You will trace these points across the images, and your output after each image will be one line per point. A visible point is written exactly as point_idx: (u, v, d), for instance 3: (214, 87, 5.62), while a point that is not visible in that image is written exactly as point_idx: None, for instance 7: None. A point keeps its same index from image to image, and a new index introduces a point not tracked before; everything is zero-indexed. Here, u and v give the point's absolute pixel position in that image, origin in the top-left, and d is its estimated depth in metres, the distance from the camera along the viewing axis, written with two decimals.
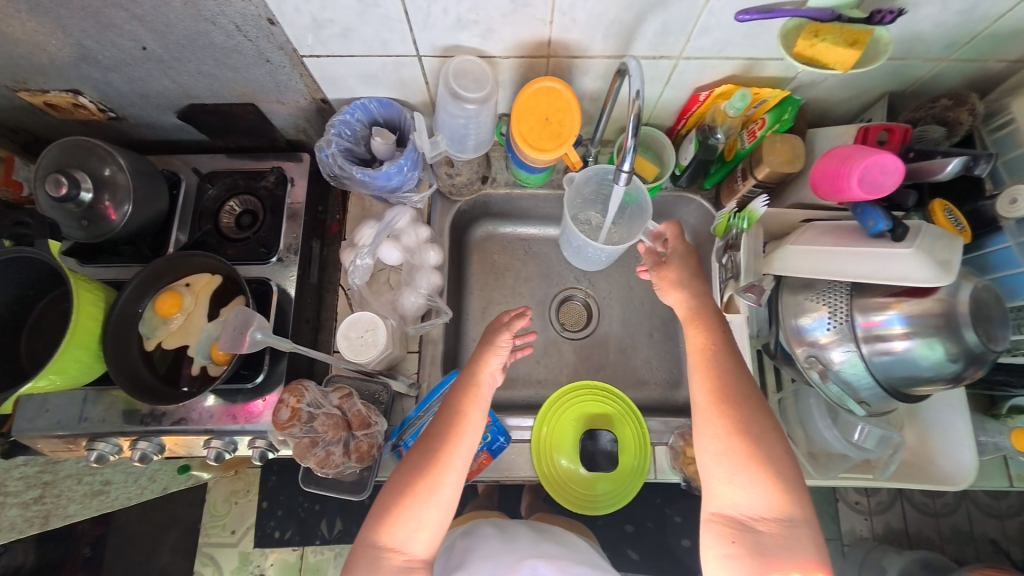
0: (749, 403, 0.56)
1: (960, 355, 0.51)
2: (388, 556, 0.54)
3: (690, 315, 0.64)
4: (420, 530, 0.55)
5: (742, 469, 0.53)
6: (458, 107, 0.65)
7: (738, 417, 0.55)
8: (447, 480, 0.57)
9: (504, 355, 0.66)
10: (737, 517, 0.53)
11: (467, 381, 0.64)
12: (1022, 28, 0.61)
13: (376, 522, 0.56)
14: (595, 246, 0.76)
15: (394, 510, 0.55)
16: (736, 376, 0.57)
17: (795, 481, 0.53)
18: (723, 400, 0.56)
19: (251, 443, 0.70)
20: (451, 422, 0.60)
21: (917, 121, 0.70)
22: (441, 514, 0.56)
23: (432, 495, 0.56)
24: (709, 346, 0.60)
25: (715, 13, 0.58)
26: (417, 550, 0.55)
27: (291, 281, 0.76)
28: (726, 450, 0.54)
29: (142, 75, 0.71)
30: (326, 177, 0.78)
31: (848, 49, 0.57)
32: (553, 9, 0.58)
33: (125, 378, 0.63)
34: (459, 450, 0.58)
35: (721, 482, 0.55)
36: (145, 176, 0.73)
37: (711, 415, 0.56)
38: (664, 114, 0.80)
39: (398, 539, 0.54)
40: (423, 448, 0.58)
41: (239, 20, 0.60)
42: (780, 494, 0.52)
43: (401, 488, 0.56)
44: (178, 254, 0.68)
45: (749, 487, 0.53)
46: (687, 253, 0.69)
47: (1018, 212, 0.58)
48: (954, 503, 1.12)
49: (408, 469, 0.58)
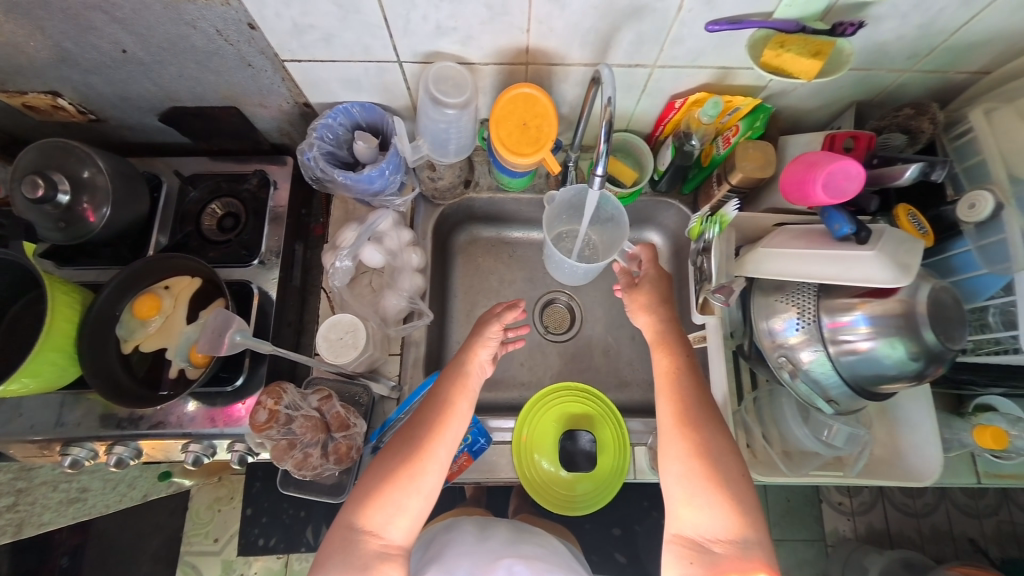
0: (710, 427, 0.58)
1: (920, 354, 0.53)
2: (366, 540, 0.54)
3: (658, 338, 0.67)
4: (399, 516, 0.55)
5: (701, 490, 0.55)
6: (439, 113, 0.66)
7: (699, 439, 0.57)
8: (430, 467, 0.57)
9: (494, 346, 0.68)
10: (695, 539, 0.55)
11: (457, 370, 0.65)
12: (978, 42, 0.64)
13: (357, 503, 0.56)
14: (571, 263, 0.76)
15: (375, 494, 0.56)
16: (698, 400, 0.60)
17: (750, 503, 0.55)
18: (687, 421, 0.59)
19: (230, 446, 0.70)
20: (437, 410, 0.61)
21: (882, 129, 0.72)
22: (423, 501, 0.56)
23: (416, 482, 0.56)
24: (674, 368, 0.63)
25: (687, 24, 0.60)
26: (395, 536, 0.55)
27: (273, 284, 0.76)
28: (687, 470, 0.56)
29: (123, 77, 0.71)
30: (310, 180, 0.78)
31: (811, 59, 0.60)
32: (531, 18, 0.59)
33: (100, 380, 0.63)
34: (446, 441, 0.59)
35: (682, 503, 0.56)
36: (126, 178, 0.73)
37: (676, 436, 0.58)
38: (643, 121, 0.82)
39: (376, 523, 0.55)
40: (414, 433, 0.59)
41: (220, 24, 0.61)
42: (736, 516, 0.54)
43: (386, 471, 0.57)
44: (159, 256, 0.68)
45: (706, 509, 0.54)
46: (657, 278, 0.71)
47: (978, 217, 0.60)
48: (933, 503, 1.14)
49: (395, 455, 0.58)
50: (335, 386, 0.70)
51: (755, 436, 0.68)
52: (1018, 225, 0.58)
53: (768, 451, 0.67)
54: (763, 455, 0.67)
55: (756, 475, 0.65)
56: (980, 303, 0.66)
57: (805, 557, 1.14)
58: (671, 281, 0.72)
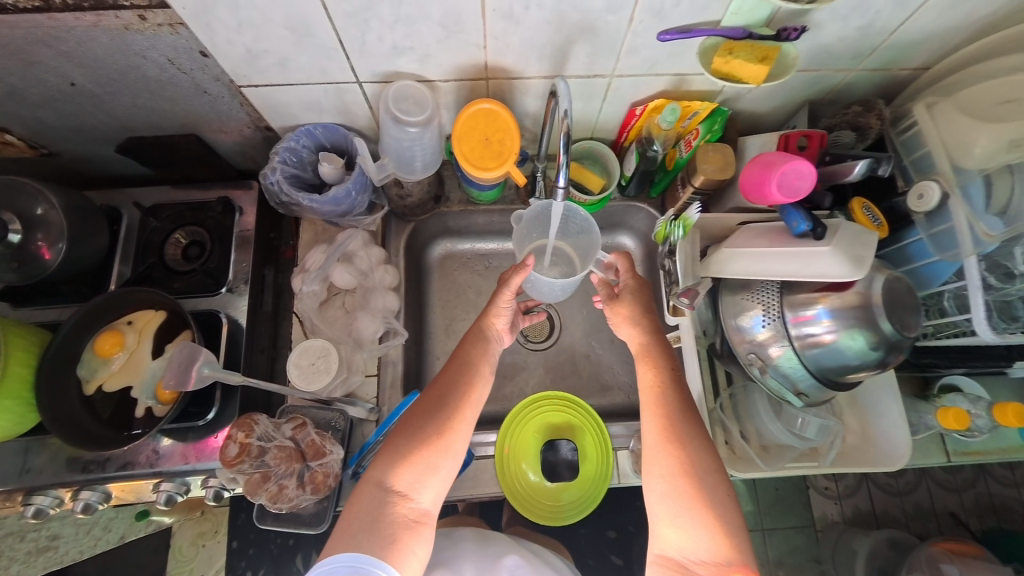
0: (696, 443, 0.59)
1: (880, 344, 0.54)
2: (396, 501, 0.54)
3: (643, 351, 0.68)
4: (430, 477, 0.56)
5: (685, 511, 0.56)
6: (401, 131, 0.67)
7: (684, 456, 0.58)
8: (460, 429, 0.59)
9: (508, 315, 0.71)
10: (679, 560, 0.55)
11: (480, 335, 0.69)
12: (916, 40, 0.66)
13: (388, 462, 0.56)
14: (548, 281, 0.71)
15: (407, 452, 0.56)
16: (683, 415, 0.61)
17: (739, 526, 0.55)
18: (671, 438, 0.59)
19: (205, 482, 0.68)
20: (464, 373, 0.64)
21: (833, 127, 0.75)
22: (453, 463, 0.58)
23: (448, 443, 0.58)
24: (658, 383, 0.64)
25: (639, 35, 0.61)
26: (423, 500, 0.55)
27: (242, 311, 0.74)
28: (671, 489, 0.57)
29: (74, 110, 0.69)
30: (275, 204, 0.77)
31: (759, 65, 0.63)
32: (486, 35, 0.60)
33: (61, 425, 0.60)
34: (474, 404, 0.62)
35: (666, 525, 0.57)
36: (82, 213, 0.70)
37: (661, 454, 0.59)
38: (607, 128, 0.83)
39: (406, 483, 0.55)
40: (446, 394, 0.61)
41: (170, 53, 0.61)
42: (723, 539, 0.53)
43: (418, 433, 0.58)
44: (119, 292, 0.66)
45: (691, 530, 0.55)
46: (636, 288, 0.72)
47: (926, 207, 0.63)
48: (915, 481, 1.17)
49: (426, 418, 0.59)
50: (310, 414, 0.69)
51: (732, 434, 0.69)
52: (964, 213, 0.61)
53: (746, 447, 0.68)
54: (741, 451, 0.68)
55: (732, 470, 0.67)
56: (933, 288, 0.68)
57: (796, 544, 1.15)
58: (650, 289, 0.72)
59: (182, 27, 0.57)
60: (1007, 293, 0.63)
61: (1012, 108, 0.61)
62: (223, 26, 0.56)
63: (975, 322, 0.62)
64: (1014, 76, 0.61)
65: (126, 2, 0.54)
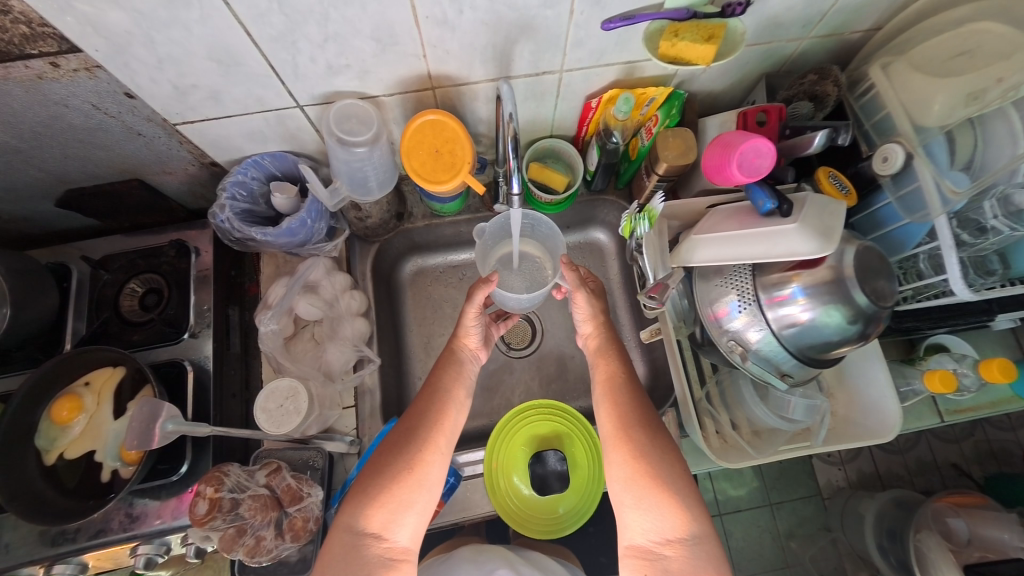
0: (648, 430, 0.61)
1: (856, 317, 0.53)
2: (369, 543, 0.52)
3: (598, 349, 0.70)
4: (405, 513, 0.54)
5: (647, 493, 0.57)
6: (349, 153, 0.64)
7: (638, 443, 0.60)
8: (433, 459, 0.57)
9: (478, 331, 0.70)
10: (648, 547, 0.56)
11: (451, 359, 0.67)
12: (866, 2, 0.63)
13: (357, 505, 0.54)
14: (516, 296, 0.69)
15: (378, 493, 0.54)
16: (632, 405, 0.63)
17: (698, 501, 0.56)
18: (624, 427, 0.62)
19: (183, 540, 0.65)
20: (435, 399, 0.61)
21: (792, 98, 0.73)
22: (428, 495, 0.56)
23: (420, 477, 0.56)
24: (614, 376, 0.66)
25: (582, 26, 0.59)
26: (399, 538, 0.53)
27: (208, 356, 0.71)
28: (630, 475, 0.59)
29: (3, 168, 0.66)
30: (229, 241, 0.74)
31: (705, 44, 0.60)
32: (423, 44, 0.57)
33: (19, 502, 0.57)
34: (447, 431, 0.60)
35: (632, 509, 0.58)
36: (24, 275, 0.66)
37: (617, 444, 0.61)
38: (565, 124, 0.81)
39: (379, 524, 0.53)
40: (416, 425, 0.59)
41: (94, 98, 0.58)
42: (681, 513, 0.55)
43: (386, 469, 0.55)
44: (71, 352, 0.62)
45: (654, 511, 0.56)
46: (589, 296, 0.72)
47: (891, 169, 0.62)
48: (915, 437, 1.16)
49: (396, 451, 0.57)
50: (286, 456, 0.67)
51: (722, 423, 0.68)
52: (928, 173, 0.59)
53: (736, 435, 0.67)
54: (731, 439, 0.68)
55: (725, 460, 0.66)
56: (908, 252, 0.67)
57: (804, 514, 1.16)
58: (606, 293, 0.74)
59: (99, 70, 0.54)
60: (980, 247, 0.62)
61: (964, 61, 0.59)
62: (142, 64, 0.53)
63: (952, 281, 0.61)
64: (967, 27, 0.59)
65: (34, 51, 0.51)
